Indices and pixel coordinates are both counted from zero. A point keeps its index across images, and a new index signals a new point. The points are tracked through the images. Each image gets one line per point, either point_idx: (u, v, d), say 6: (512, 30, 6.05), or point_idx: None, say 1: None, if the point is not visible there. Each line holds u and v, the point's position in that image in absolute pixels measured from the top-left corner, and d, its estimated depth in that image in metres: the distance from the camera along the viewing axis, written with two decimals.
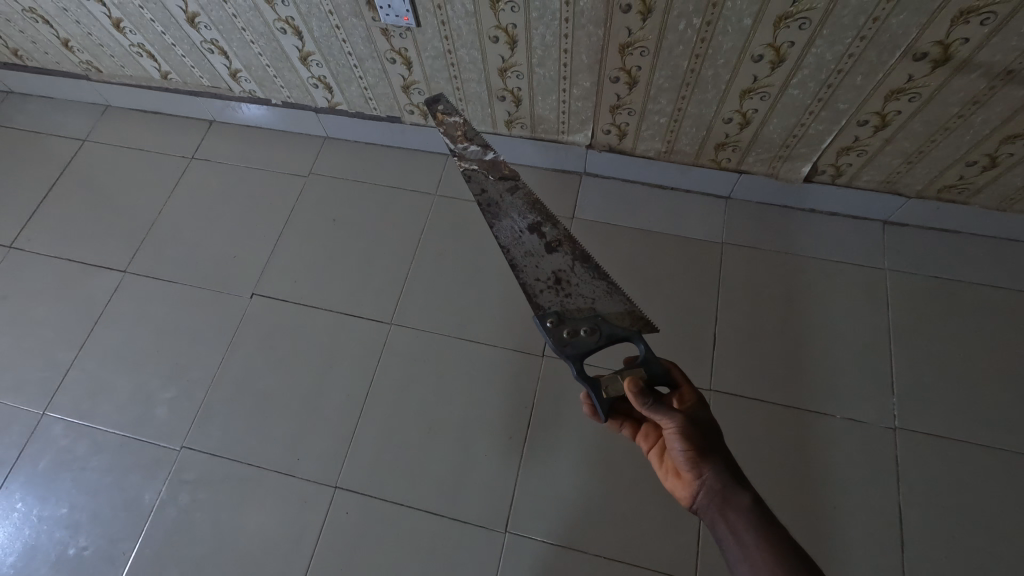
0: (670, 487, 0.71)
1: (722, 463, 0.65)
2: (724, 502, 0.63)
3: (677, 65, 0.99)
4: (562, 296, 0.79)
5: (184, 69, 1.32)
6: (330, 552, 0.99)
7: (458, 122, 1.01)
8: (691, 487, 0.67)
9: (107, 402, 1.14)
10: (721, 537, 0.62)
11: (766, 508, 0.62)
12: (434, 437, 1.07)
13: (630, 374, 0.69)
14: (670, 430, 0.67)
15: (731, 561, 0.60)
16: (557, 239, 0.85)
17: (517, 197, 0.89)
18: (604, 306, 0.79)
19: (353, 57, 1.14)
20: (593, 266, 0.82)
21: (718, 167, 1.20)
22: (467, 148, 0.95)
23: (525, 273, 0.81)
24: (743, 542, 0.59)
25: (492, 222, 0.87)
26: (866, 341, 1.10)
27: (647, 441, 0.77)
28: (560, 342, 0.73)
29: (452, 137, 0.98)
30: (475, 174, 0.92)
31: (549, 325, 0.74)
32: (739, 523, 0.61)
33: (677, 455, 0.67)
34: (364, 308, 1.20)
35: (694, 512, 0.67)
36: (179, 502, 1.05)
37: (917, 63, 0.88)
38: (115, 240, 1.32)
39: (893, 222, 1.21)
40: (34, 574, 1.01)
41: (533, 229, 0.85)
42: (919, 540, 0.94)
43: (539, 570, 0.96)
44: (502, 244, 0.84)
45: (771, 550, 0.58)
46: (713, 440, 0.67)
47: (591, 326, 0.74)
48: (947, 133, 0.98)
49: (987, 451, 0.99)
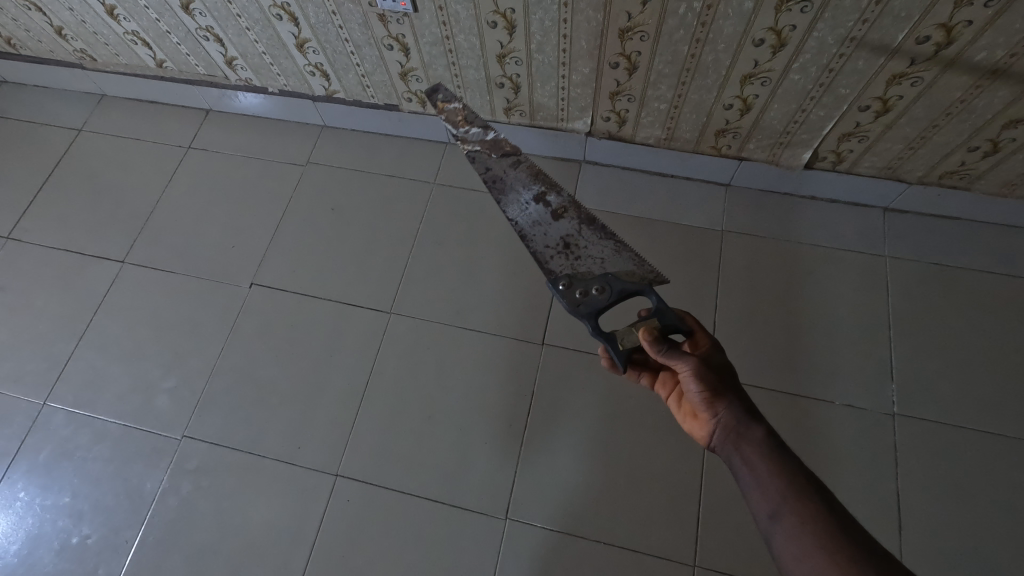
0: (688, 430, 0.74)
1: (736, 401, 0.68)
2: (738, 436, 0.65)
3: (677, 50, 0.98)
4: (572, 260, 0.81)
5: (179, 57, 1.30)
6: (332, 539, 1.00)
7: (458, 108, 0.96)
8: (708, 425, 0.69)
9: (107, 393, 1.15)
10: (735, 468, 0.64)
11: (779, 440, 0.63)
12: (434, 426, 1.07)
13: (647, 324, 0.70)
14: (685, 372, 0.69)
15: (744, 491, 0.62)
16: (563, 205, 0.86)
17: (520, 169, 0.90)
18: (613, 265, 0.81)
19: (350, 44, 1.13)
20: (600, 228, 0.84)
21: (719, 154, 1.19)
22: (468, 131, 0.93)
23: (534, 241, 0.83)
24: (755, 470, 0.61)
25: (498, 196, 0.89)
26: (866, 328, 1.10)
27: (664, 388, 0.79)
28: (574, 304, 0.77)
29: (453, 124, 0.95)
30: (478, 155, 0.91)
31: (562, 289, 0.78)
32: (752, 453, 0.63)
33: (693, 396, 0.70)
34: (363, 297, 1.20)
35: (711, 449, 0.69)
36: (181, 491, 1.05)
37: (920, 46, 0.87)
38: (113, 230, 1.32)
39: (894, 208, 1.21)
40: (38, 562, 1.02)
41: (538, 199, 0.87)
42: (916, 525, 0.95)
43: (539, 557, 0.97)
44: (509, 218, 0.86)
45: (782, 476, 0.60)
46: (728, 381, 0.69)
47: (602, 285, 0.78)
48: (949, 117, 0.97)
49: (985, 436, 1.00)
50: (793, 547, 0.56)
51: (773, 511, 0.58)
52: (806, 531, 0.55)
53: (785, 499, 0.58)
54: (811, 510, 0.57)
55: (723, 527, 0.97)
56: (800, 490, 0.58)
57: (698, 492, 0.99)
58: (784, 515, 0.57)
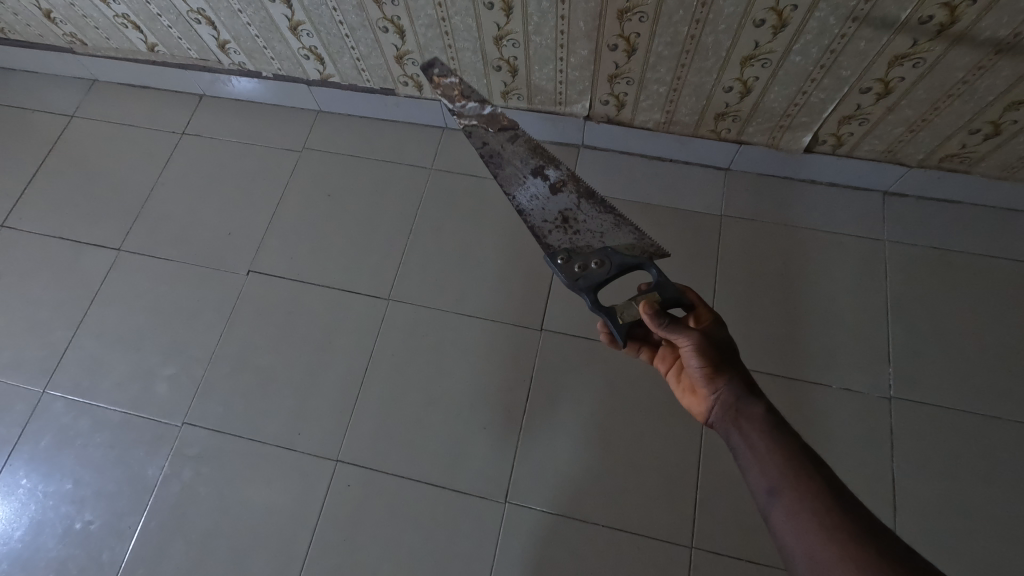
0: (686, 406, 0.74)
1: (737, 378, 0.68)
2: (738, 413, 0.66)
3: (677, 31, 0.96)
4: (570, 234, 0.82)
5: (171, 41, 1.28)
6: (333, 523, 1.01)
7: (454, 82, 0.99)
8: (707, 401, 0.70)
9: (106, 380, 1.15)
10: (734, 444, 0.64)
11: (779, 417, 0.64)
12: (433, 411, 1.08)
13: (646, 298, 0.71)
14: (687, 347, 0.70)
15: (743, 466, 0.63)
16: (561, 179, 0.87)
17: (518, 144, 0.89)
18: (612, 238, 0.82)
19: (344, 26, 1.11)
20: (598, 201, 0.85)
21: (718, 137, 1.18)
22: (465, 106, 0.94)
23: (532, 216, 0.84)
24: (754, 446, 0.62)
25: (496, 172, 0.89)
26: (864, 312, 1.11)
27: (664, 363, 0.79)
28: (572, 277, 0.77)
29: (450, 98, 0.97)
30: (476, 129, 0.91)
31: (561, 263, 0.79)
32: (751, 430, 0.63)
33: (694, 372, 0.70)
34: (361, 284, 1.19)
35: (709, 425, 0.70)
36: (182, 477, 1.06)
37: (923, 26, 0.86)
38: (108, 218, 1.31)
39: (893, 192, 1.20)
40: (42, 547, 1.03)
41: (537, 173, 0.87)
42: (911, 506, 0.96)
43: (538, 539, 0.98)
44: (508, 192, 0.86)
45: (781, 453, 0.60)
46: (729, 358, 0.70)
47: (601, 258, 0.79)
48: (951, 99, 0.97)
49: (980, 419, 1.01)
50: (791, 522, 0.56)
51: (773, 487, 0.59)
52: (804, 507, 0.56)
53: (784, 476, 0.58)
54: (810, 486, 0.57)
55: (720, 509, 0.98)
56: (800, 467, 0.58)
57: (696, 475, 1.00)
58: (783, 491, 0.58)
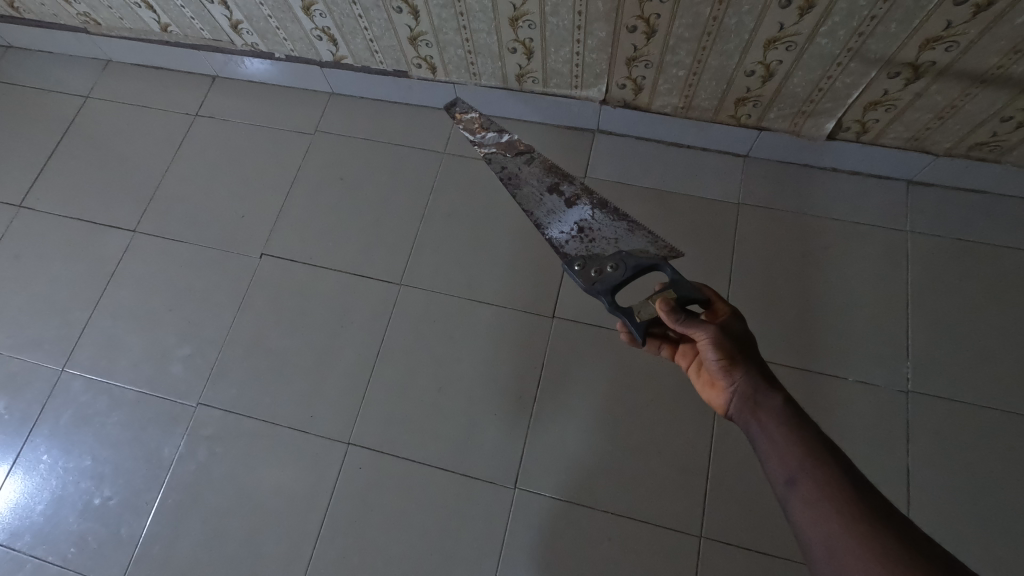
0: (705, 399, 0.74)
1: (754, 370, 0.67)
2: (756, 404, 0.65)
3: (699, 12, 0.93)
4: (587, 242, 0.85)
5: (184, 21, 1.27)
6: (345, 505, 1.02)
7: (474, 118, 1.24)
8: (725, 394, 0.69)
9: (123, 360, 1.16)
10: (753, 436, 0.64)
11: (799, 409, 0.63)
12: (444, 396, 1.08)
13: (662, 296, 0.70)
14: (704, 340, 0.70)
15: (761, 458, 0.62)
16: (575, 194, 0.94)
17: (534, 166, 1.01)
18: (626, 242, 0.86)
19: (358, 7, 1.10)
20: (612, 212, 0.90)
21: (738, 123, 1.15)
22: (485, 137, 1.15)
23: (550, 229, 0.89)
24: (772, 437, 0.61)
25: (515, 191, 0.98)
26: (883, 304, 1.08)
27: (684, 359, 0.79)
28: (589, 282, 0.78)
29: (471, 130, 1.21)
30: (495, 155, 1.05)
31: (577, 269, 0.80)
32: (770, 421, 0.63)
33: (711, 364, 0.70)
34: (373, 268, 1.19)
35: (729, 418, 0.69)
36: (198, 457, 1.08)
37: (958, 7, 0.82)
38: (123, 199, 1.31)
39: (918, 181, 1.17)
40: (63, 521, 1.05)
41: (553, 190, 0.97)
42: (925, 501, 0.95)
43: (547, 525, 0.98)
44: (528, 210, 0.94)
45: (800, 443, 0.59)
46: (746, 349, 0.69)
47: (616, 262, 0.79)
48: (984, 85, 0.93)
49: (999, 414, 0.99)
50: (808, 511, 0.55)
51: (790, 477, 0.58)
52: (822, 497, 0.55)
53: (802, 466, 0.58)
54: (829, 476, 0.56)
55: (731, 500, 0.98)
56: (818, 457, 0.58)
57: (707, 466, 1.00)
58: (801, 480, 0.57)
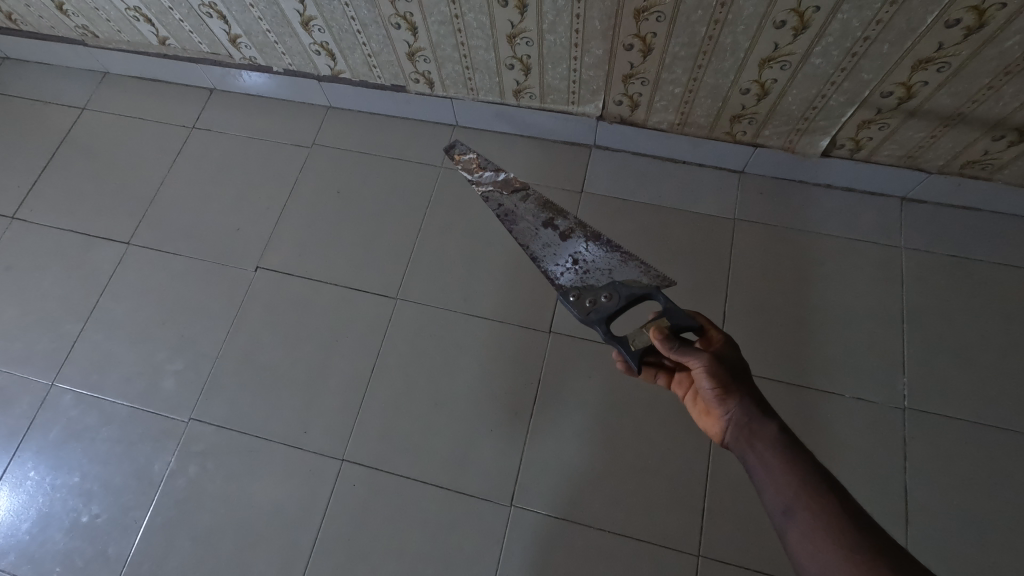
0: (702, 428, 0.73)
1: (749, 398, 0.67)
2: (751, 433, 0.64)
3: (695, 32, 0.95)
4: (582, 274, 0.83)
5: (182, 35, 1.28)
6: (338, 523, 1.01)
7: (472, 158, 1.09)
8: (721, 422, 0.69)
9: (114, 374, 1.15)
10: (749, 465, 0.63)
11: (795, 437, 0.63)
12: (440, 412, 1.07)
13: (656, 323, 0.70)
14: (699, 369, 0.69)
15: (758, 488, 0.61)
16: (570, 227, 0.90)
17: (529, 203, 0.95)
18: (621, 274, 0.83)
19: (356, 23, 1.10)
20: (606, 242, 0.87)
21: (734, 140, 1.16)
22: (481, 174, 1.05)
23: (545, 263, 0.87)
24: (768, 466, 0.61)
25: (510, 228, 0.93)
26: (879, 320, 1.09)
27: (680, 387, 0.79)
28: (585, 312, 0.79)
29: (469, 171, 1.08)
30: (492, 195, 0.99)
31: (573, 299, 0.80)
32: (766, 449, 0.62)
33: (706, 393, 0.70)
34: (369, 282, 1.19)
35: (726, 447, 0.69)
36: (188, 474, 1.06)
37: (949, 30, 0.84)
38: (118, 211, 1.31)
39: (912, 198, 1.17)
40: (49, 540, 1.03)
41: (547, 225, 0.91)
42: (924, 519, 0.94)
43: (544, 544, 0.97)
44: (522, 245, 0.90)
45: (796, 472, 0.59)
46: (741, 377, 0.69)
47: (610, 291, 0.79)
48: (975, 104, 0.94)
49: (995, 431, 0.99)
50: (807, 543, 0.55)
51: (787, 507, 0.57)
52: (820, 528, 0.55)
53: (798, 496, 0.57)
54: (825, 506, 0.56)
55: (729, 518, 0.97)
56: (814, 486, 0.57)
57: (704, 483, 0.99)
58: (797, 510, 0.56)
